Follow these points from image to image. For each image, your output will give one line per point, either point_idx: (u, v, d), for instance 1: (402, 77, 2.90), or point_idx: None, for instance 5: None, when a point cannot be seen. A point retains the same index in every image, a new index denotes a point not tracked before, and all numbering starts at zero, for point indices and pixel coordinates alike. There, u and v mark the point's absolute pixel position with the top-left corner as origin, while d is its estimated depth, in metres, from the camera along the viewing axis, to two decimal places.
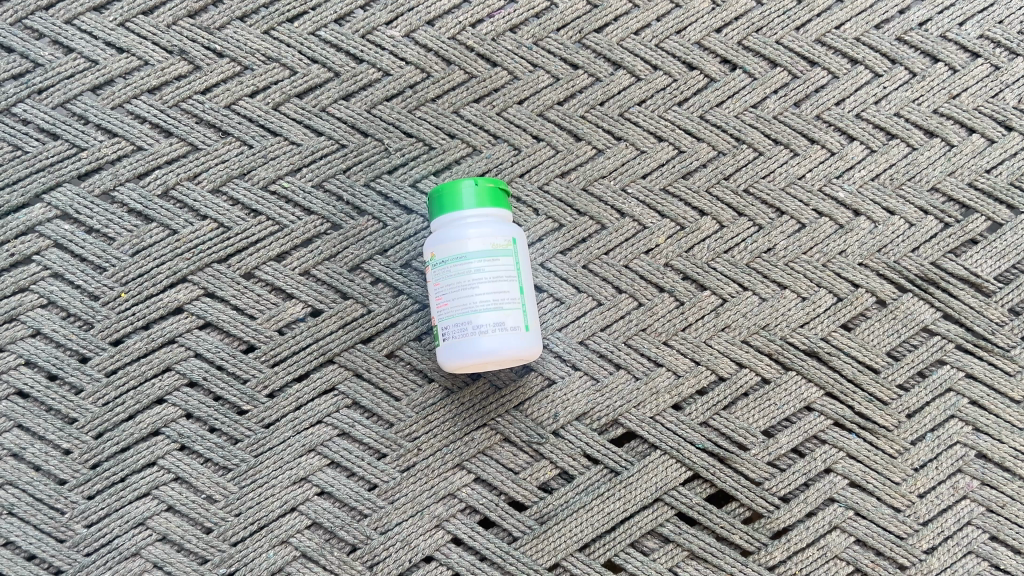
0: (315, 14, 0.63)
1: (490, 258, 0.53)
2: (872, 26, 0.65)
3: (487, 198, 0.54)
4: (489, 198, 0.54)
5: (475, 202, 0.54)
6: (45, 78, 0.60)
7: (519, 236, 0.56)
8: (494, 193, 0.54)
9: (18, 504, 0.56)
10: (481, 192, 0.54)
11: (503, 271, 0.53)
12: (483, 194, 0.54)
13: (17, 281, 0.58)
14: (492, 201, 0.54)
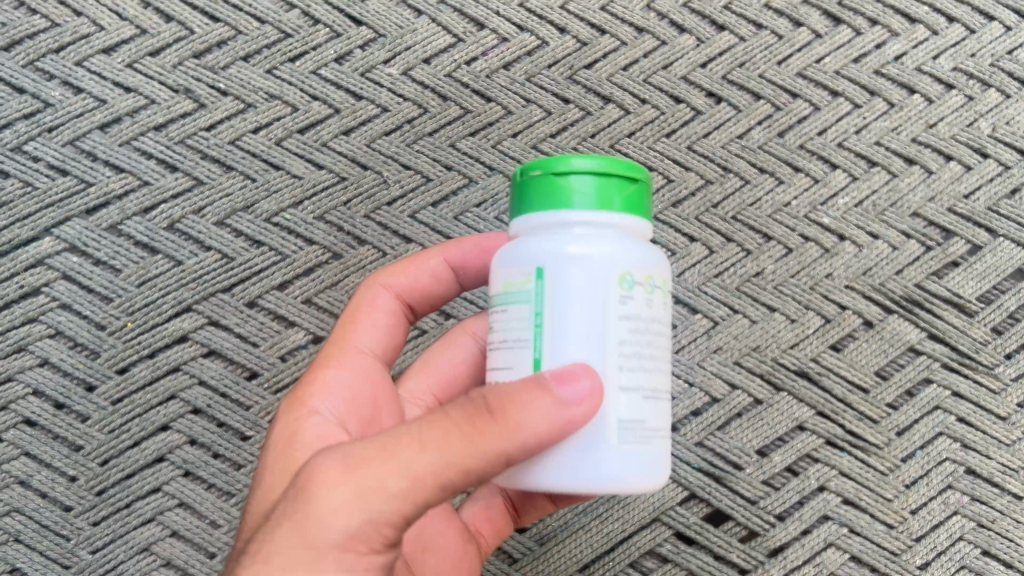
0: (315, 53, 0.65)
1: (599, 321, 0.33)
2: (851, 60, 0.67)
3: (566, 190, 0.34)
4: (569, 190, 0.34)
5: (545, 192, 0.35)
6: (55, 117, 0.63)
7: (586, 262, 0.33)
8: (585, 184, 0.34)
9: (24, 531, 0.59)
10: (563, 175, 0.34)
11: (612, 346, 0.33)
12: (564, 180, 0.34)
13: (27, 313, 0.61)
14: (563, 200, 0.34)
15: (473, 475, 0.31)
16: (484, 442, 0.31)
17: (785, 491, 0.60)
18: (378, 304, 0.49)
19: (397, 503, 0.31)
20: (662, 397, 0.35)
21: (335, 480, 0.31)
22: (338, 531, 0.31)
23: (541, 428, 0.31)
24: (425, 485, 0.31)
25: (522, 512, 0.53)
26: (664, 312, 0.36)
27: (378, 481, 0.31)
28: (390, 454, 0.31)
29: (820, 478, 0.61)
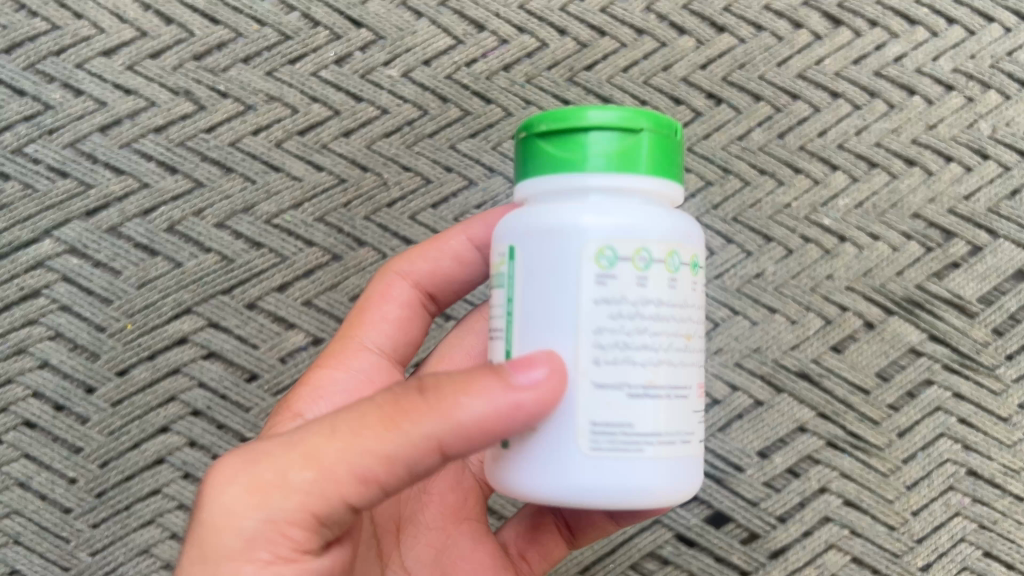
0: (315, 55, 0.65)
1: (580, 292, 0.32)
2: (851, 61, 0.67)
3: (578, 146, 0.33)
4: (581, 146, 0.33)
5: (552, 152, 0.34)
6: (56, 120, 0.63)
7: (562, 241, 0.32)
8: (597, 137, 0.33)
9: (24, 532, 0.59)
10: (573, 129, 0.34)
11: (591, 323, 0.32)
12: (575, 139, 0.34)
13: (27, 314, 0.61)
14: (573, 158, 0.34)
15: (392, 467, 0.31)
16: (398, 431, 0.31)
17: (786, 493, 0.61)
18: (391, 294, 0.50)
19: (303, 499, 0.32)
20: (672, 390, 0.33)
21: (238, 480, 0.32)
22: (246, 531, 0.32)
23: (463, 413, 0.31)
24: (333, 479, 0.31)
25: (579, 533, 0.50)
26: (677, 287, 0.33)
27: (285, 478, 0.32)
28: (301, 451, 0.32)
29: (822, 479, 0.61)
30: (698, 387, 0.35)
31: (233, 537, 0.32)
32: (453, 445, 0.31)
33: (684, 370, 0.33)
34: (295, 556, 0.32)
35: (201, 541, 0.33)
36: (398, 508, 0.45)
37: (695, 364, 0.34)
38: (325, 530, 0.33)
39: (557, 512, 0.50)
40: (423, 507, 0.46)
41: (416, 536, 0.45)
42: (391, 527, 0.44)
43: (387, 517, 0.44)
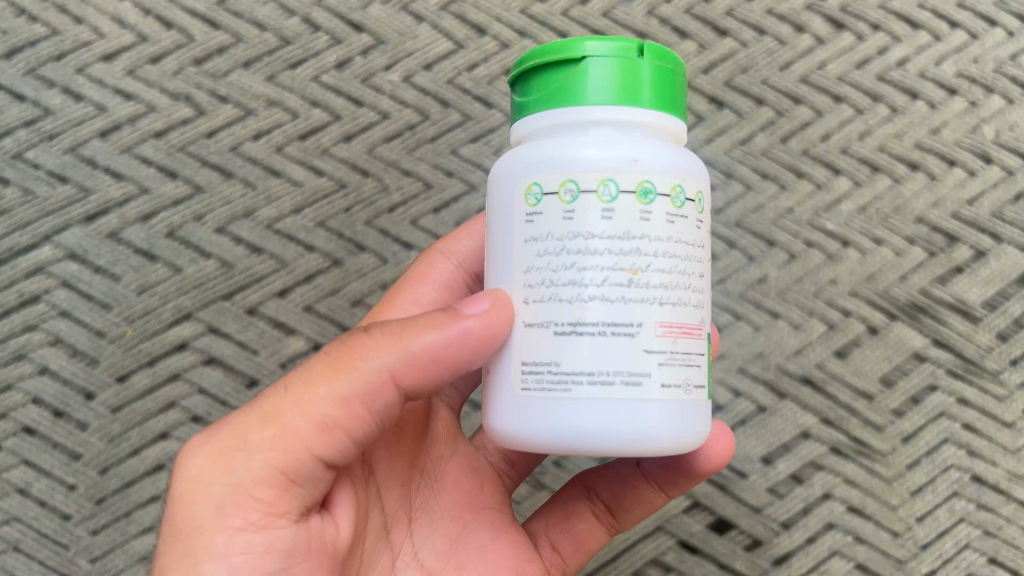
0: (314, 60, 0.64)
1: (519, 227, 0.33)
2: (854, 65, 0.66)
3: (579, 79, 0.33)
4: (581, 79, 0.33)
5: (550, 87, 0.34)
6: (56, 125, 0.63)
7: (505, 182, 0.34)
8: (597, 70, 0.33)
9: (23, 539, 0.59)
10: (571, 63, 0.33)
11: (526, 257, 0.33)
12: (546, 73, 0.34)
13: (27, 320, 0.61)
14: (571, 94, 0.33)
15: (349, 406, 0.35)
16: (348, 368, 0.35)
17: (789, 500, 0.60)
18: (432, 276, 0.51)
19: (267, 455, 0.34)
20: (613, 326, 0.32)
21: (200, 452, 0.35)
22: (215, 499, 0.34)
23: (407, 343, 0.35)
24: (293, 429, 0.34)
25: (620, 514, 0.49)
26: (615, 218, 0.32)
27: (247, 439, 0.34)
28: (262, 414, 0.35)
29: (825, 485, 0.61)
30: (678, 327, 0.33)
31: (203, 509, 0.33)
32: (403, 374, 0.35)
33: (633, 304, 0.32)
34: (267, 521, 0.34)
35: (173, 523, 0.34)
36: (407, 499, 0.43)
37: (659, 299, 0.32)
38: (295, 496, 0.35)
39: (594, 497, 0.49)
40: (438, 497, 0.44)
41: (429, 527, 0.43)
42: (400, 516, 0.43)
43: (397, 506, 0.43)
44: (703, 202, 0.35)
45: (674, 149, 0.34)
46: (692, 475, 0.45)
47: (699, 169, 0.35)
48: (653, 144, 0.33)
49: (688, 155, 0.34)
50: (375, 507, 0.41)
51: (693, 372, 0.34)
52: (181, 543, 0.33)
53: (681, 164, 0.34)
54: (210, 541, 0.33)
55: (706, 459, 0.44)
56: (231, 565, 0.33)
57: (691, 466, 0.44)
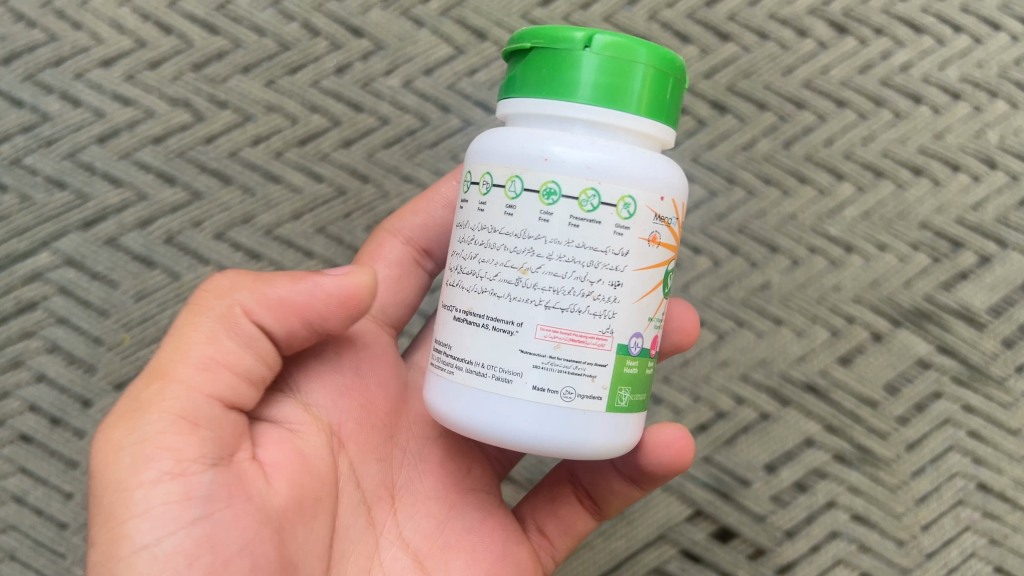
0: (314, 65, 0.63)
1: (466, 207, 0.37)
2: (857, 70, 0.65)
3: (580, 72, 0.34)
4: (582, 73, 0.34)
5: (548, 74, 0.35)
6: (55, 131, 0.62)
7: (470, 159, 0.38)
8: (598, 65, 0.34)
9: (20, 547, 0.58)
10: (573, 53, 0.34)
11: (464, 237, 0.37)
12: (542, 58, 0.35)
13: (24, 326, 0.61)
14: (567, 86, 0.34)
15: (221, 342, 0.37)
16: (211, 309, 0.38)
17: (792, 509, 0.60)
18: (383, 255, 0.51)
19: (163, 405, 0.35)
20: (497, 322, 0.35)
21: (100, 431, 0.36)
22: (126, 460, 0.34)
23: (262, 285, 0.39)
24: (175, 376, 0.36)
25: (602, 504, 0.48)
26: (515, 214, 0.35)
27: (139, 399, 0.36)
28: (146, 375, 0.37)
29: (829, 494, 0.60)
30: (568, 334, 0.34)
31: (115, 471, 0.34)
32: (258, 309, 0.39)
33: (519, 303, 0.34)
34: (180, 468, 0.34)
35: (101, 497, 0.35)
36: (388, 476, 0.44)
37: (545, 302, 0.34)
38: (203, 439, 0.36)
39: (578, 483, 0.48)
40: (422, 478, 0.45)
41: (413, 506, 0.44)
42: (383, 494, 0.43)
43: (378, 484, 0.43)
44: (634, 207, 0.35)
45: (600, 153, 0.34)
46: (652, 472, 0.44)
47: (633, 175, 0.34)
48: (572, 146, 0.34)
49: (622, 160, 0.34)
50: (352, 480, 0.42)
51: (580, 381, 0.35)
52: (105, 511, 0.34)
53: (596, 170, 0.34)
54: (130, 497, 0.34)
55: (660, 453, 0.44)
56: (156, 515, 0.33)
57: (656, 460, 0.44)
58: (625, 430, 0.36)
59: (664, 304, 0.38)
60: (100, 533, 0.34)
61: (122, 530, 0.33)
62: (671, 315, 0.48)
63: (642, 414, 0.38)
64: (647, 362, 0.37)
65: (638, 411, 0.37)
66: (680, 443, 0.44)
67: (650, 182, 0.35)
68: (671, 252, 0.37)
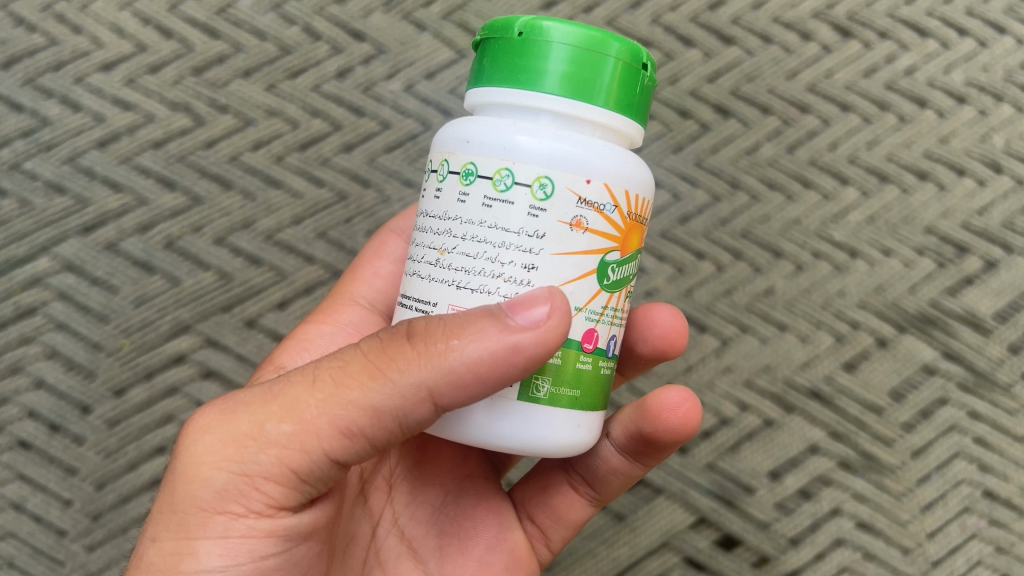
0: (315, 69, 0.63)
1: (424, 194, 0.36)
2: (862, 74, 0.65)
3: (538, 58, 0.32)
4: (539, 60, 0.32)
5: (505, 61, 0.32)
6: (54, 136, 0.62)
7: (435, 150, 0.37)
8: (557, 51, 0.32)
9: (18, 555, 0.58)
10: (524, 39, 0.32)
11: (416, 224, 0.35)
12: (493, 43, 0.33)
13: (22, 332, 0.60)
14: (507, 69, 0.32)
15: (378, 418, 0.30)
16: (383, 380, 0.30)
17: (797, 516, 0.59)
18: (387, 251, 0.52)
19: (281, 452, 0.31)
20: (416, 303, 0.33)
21: (214, 430, 0.32)
22: (217, 482, 0.31)
23: (447, 359, 0.29)
24: (315, 433, 0.31)
25: (601, 488, 0.45)
26: (443, 196, 0.33)
27: (262, 429, 0.31)
28: (282, 407, 0.31)
29: (834, 501, 0.60)
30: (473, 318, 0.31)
31: (199, 487, 0.31)
32: (443, 392, 0.30)
33: (435, 283, 0.32)
34: (269, 509, 0.31)
35: (172, 500, 0.32)
36: (388, 465, 0.44)
37: (456, 283, 0.32)
38: (301, 492, 0.32)
39: (572, 469, 0.46)
40: (420, 464, 0.45)
41: (411, 494, 0.44)
42: (380, 483, 0.43)
43: (375, 472, 0.44)
44: (551, 188, 0.31)
45: (527, 132, 0.31)
46: (657, 439, 0.42)
47: (560, 154, 0.31)
48: (504, 126, 0.32)
49: (552, 141, 0.31)
50: (353, 469, 0.42)
51: None
52: (176, 514, 0.32)
53: (518, 148, 0.31)
54: (210, 521, 0.31)
55: (670, 417, 0.42)
56: (229, 548, 0.31)
57: (659, 428, 0.42)
58: (568, 430, 0.33)
59: (612, 303, 0.34)
60: (158, 537, 0.32)
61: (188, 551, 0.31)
62: (658, 313, 0.46)
63: (582, 413, 0.33)
64: (584, 357, 0.33)
65: (571, 407, 0.33)
66: (687, 404, 0.42)
67: (585, 164, 0.31)
68: (611, 241, 0.32)
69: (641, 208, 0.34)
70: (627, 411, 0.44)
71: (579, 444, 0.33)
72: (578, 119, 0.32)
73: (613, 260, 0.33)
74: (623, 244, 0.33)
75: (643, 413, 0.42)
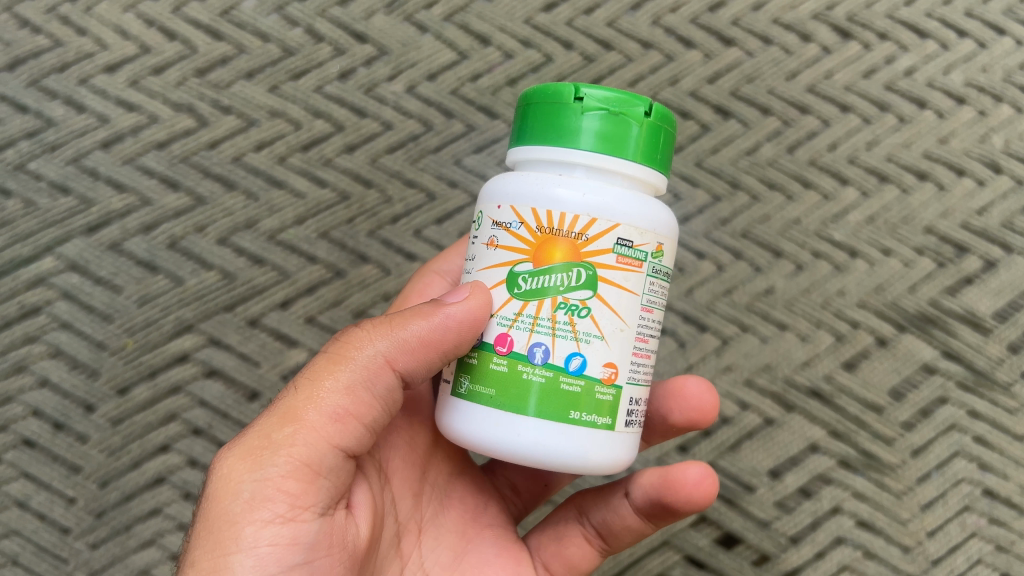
0: (318, 71, 0.63)
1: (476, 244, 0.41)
2: (861, 75, 0.65)
3: (577, 116, 0.36)
4: (573, 119, 0.36)
5: (542, 121, 0.37)
6: (59, 137, 0.62)
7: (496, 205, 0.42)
8: (589, 110, 0.36)
9: (23, 552, 0.58)
10: (561, 101, 0.36)
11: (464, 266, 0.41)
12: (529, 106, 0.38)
13: (27, 331, 0.61)
14: (536, 129, 0.37)
15: (356, 396, 0.37)
16: (350, 361, 0.38)
17: (797, 515, 0.60)
18: (428, 292, 0.53)
19: (292, 448, 0.36)
20: None
21: (229, 458, 0.36)
22: (244, 493, 0.35)
23: (397, 330, 0.39)
24: (311, 423, 0.36)
25: (612, 542, 0.46)
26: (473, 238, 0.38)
27: (269, 438, 0.36)
28: (279, 416, 0.37)
29: (834, 500, 0.60)
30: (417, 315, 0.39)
31: (228, 503, 0.35)
32: (398, 357, 0.38)
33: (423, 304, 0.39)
34: (294, 513, 0.35)
35: (206, 526, 0.35)
36: (418, 511, 0.45)
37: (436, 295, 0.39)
38: (318, 493, 0.36)
39: (585, 518, 0.46)
40: (447, 511, 0.46)
41: (437, 539, 0.44)
42: (411, 526, 0.44)
43: (409, 516, 0.44)
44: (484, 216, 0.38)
45: (566, 183, 0.35)
46: (675, 508, 0.43)
47: (590, 198, 0.35)
48: (542, 179, 0.36)
49: (584, 191, 0.35)
50: (391, 514, 0.43)
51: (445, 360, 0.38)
52: (212, 535, 0.35)
53: (555, 198, 0.35)
54: (240, 532, 0.34)
55: (687, 490, 0.42)
56: (260, 555, 0.34)
57: (677, 498, 0.42)
58: (493, 423, 0.36)
59: (533, 310, 0.35)
60: (198, 562, 0.34)
61: (222, 564, 0.34)
62: (688, 387, 0.47)
63: (499, 412, 0.35)
64: (497, 360, 0.36)
65: (487, 404, 0.36)
66: (706, 482, 0.42)
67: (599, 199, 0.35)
68: (520, 253, 0.36)
69: (583, 229, 0.35)
70: (651, 474, 0.44)
71: (504, 443, 0.35)
72: (606, 170, 0.36)
73: (523, 271, 0.35)
74: (535, 256, 0.35)
75: (662, 481, 0.43)
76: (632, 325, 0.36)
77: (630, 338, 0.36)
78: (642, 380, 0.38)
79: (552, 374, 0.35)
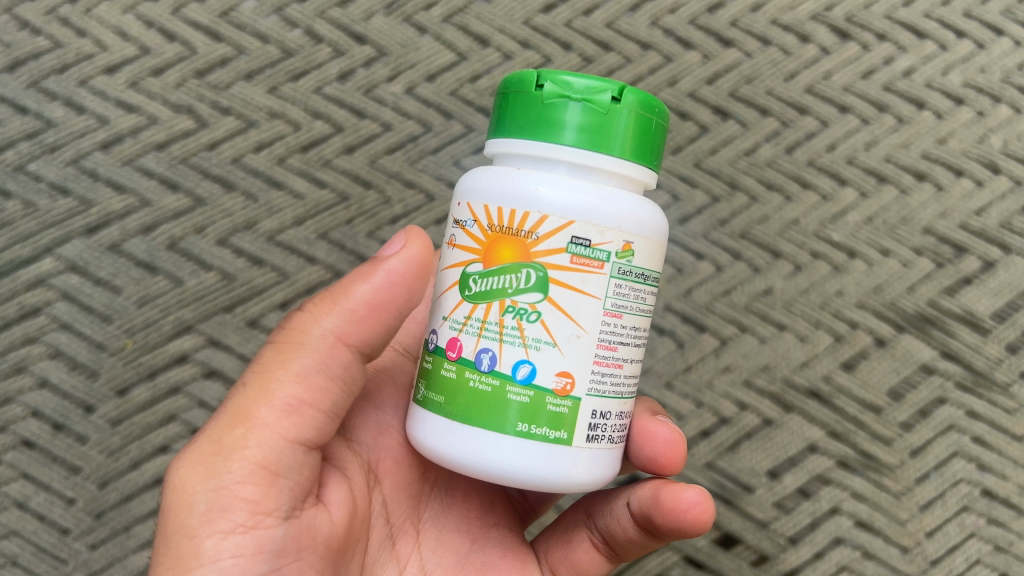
0: (317, 72, 0.64)
1: None
2: (859, 76, 0.65)
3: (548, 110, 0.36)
4: (554, 112, 0.36)
5: (516, 113, 0.37)
6: (58, 138, 0.62)
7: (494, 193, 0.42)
8: (571, 103, 0.36)
9: (23, 553, 0.59)
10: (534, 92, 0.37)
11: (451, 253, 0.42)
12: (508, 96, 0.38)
13: (27, 332, 0.61)
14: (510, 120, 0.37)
15: (308, 382, 0.38)
16: (299, 346, 0.38)
17: (795, 515, 0.60)
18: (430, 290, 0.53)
19: (245, 451, 0.36)
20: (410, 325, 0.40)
21: (184, 465, 0.37)
22: (200, 505, 0.35)
23: (340, 303, 0.39)
24: (263, 420, 0.37)
25: (620, 552, 0.44)
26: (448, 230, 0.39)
27: (222, 442, 0.37)
28: (231, 416, 0.37)
29: (832, 500, 0.60)
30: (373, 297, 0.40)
31: (186, 515, 0.35)
32: (347, 332, 0.39)
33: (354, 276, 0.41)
34: (255, 521, 0.35)
35: (166, 538, 0.36)
36: (417, 512, 0.45)
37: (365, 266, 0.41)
38: (279, 494, 0.36)
39: (593, 525, 0.45)
40: (447, 511, 0.46)
41: (439, 540, 0.45)
42: (409, 528, 0.44)
43: (405, 519, 0.44)
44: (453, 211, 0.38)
45: (524, 180, 0.36)
46: (668, 530, 0.41)
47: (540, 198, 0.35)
48: (507, 175, 0.36)
49: (563, 192, 0.35)
50: (381, 517, 0.43)
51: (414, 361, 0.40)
52: (171, 548, 0.35)
53: (534, 198, 0.35)
54: (200, 546, 0.35)
55: (678, 518, 0.40)
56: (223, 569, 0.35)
57: (670, 523, 0.40)
58: (443, 430, 0.37)
59: (481, 314, 0.36)
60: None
61: None
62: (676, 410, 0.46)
63: (447, 421, 0.36)
64: (448, 365, 0.37)
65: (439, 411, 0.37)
66: (699, 508, 0.40)
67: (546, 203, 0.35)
68: (472, 253, 0.36)
69: (532, 227, 0.35)
70: (646, 493, 0.42)
71: (453, 453, 0.36)
72: (578, 165, 0.36)
73: (475, 272, 0.36)
74: (485, 256, 0.36)
75: (656, 502, 0.41)
76: (593, 332, 0.36)
77: (590, 345, 0.36)
78: (613, 393, 0.37)
79: (500, 382, 0.35)
